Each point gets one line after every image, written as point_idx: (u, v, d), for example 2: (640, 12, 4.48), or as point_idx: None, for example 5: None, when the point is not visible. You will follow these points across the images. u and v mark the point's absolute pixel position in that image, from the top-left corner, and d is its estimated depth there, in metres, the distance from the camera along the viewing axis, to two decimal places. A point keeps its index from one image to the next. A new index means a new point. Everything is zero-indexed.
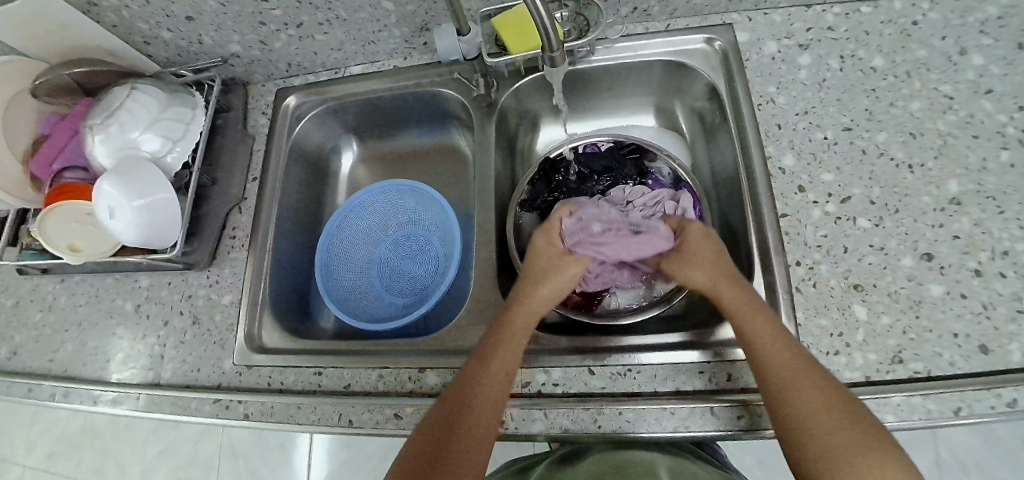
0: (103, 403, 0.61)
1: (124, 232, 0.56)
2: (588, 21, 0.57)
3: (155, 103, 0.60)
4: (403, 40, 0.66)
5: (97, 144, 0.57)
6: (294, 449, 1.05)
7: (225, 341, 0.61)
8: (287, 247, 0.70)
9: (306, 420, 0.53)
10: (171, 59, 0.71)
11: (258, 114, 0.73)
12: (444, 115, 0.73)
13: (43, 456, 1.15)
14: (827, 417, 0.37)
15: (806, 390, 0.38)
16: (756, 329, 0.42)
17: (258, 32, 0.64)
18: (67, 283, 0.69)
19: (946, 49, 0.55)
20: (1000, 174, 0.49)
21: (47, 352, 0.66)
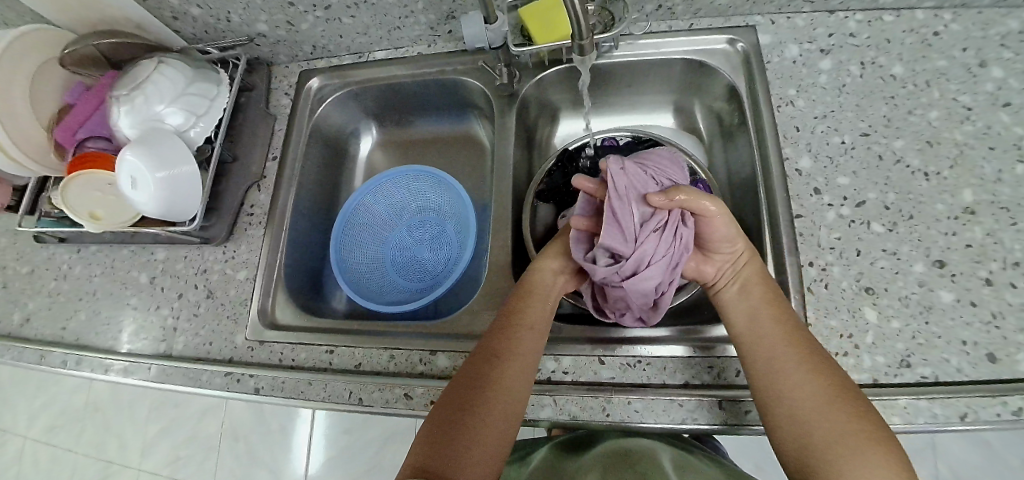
0: (113, 372, 0.62)
1: (146, 203, 0.57)
2: (614, 16, 0.58)
3: (182, 78, 0.61)
4: (429, 27, 0.67)
5: (124, 116, 0.59)
6: (293, 432, 1.06)
7: (238, 316, 0.61)
8: (302, 228, 0.70)
9: (317, 397, 0.54)
10: (197, 36, 0.71)
11: (280, 94, 0.74)
12: (463, 104, 0.74)
13: (45, 428, 1.16)
14: (815, 427, 0.37)
15: (807, 387, 0.39)
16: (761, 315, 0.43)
17: (286, 12, 0.65)
18: (83, 252, 0.70)
19: (966, 61, 0.55)
20: (1015, 186, 0.49)
21: (60, 319, 0.67)
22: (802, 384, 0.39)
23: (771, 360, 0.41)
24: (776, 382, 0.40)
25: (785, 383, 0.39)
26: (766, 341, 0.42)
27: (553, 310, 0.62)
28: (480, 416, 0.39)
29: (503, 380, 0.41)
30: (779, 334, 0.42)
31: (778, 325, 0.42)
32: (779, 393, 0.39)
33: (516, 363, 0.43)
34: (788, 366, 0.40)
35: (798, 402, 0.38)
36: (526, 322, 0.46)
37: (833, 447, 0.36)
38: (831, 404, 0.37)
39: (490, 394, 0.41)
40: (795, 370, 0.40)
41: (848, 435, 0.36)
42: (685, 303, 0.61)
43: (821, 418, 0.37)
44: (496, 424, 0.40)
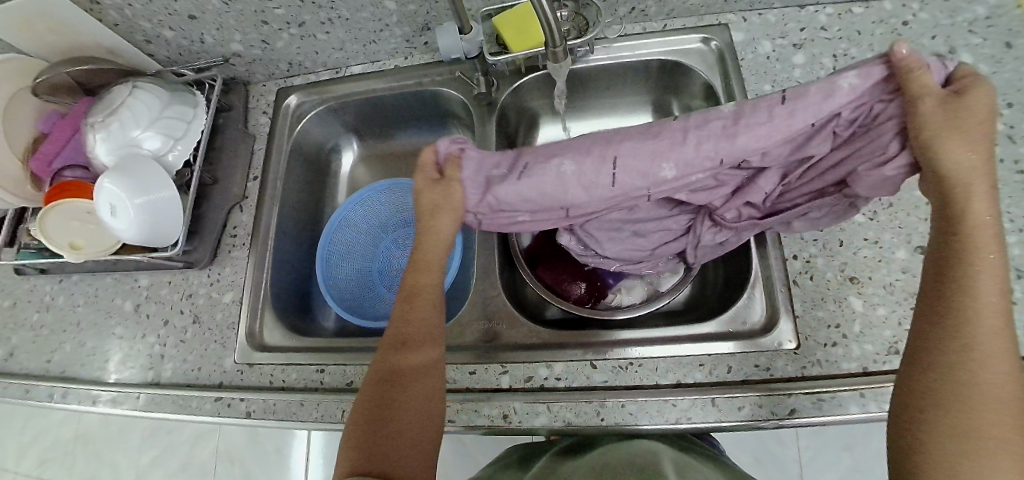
0: (101, 403, 0.61)
1: (125, 230, 0.56)
2: (588, 21, 0.59)
3: (158, 101, 0.60)
4: (405, 40, 0.67)
5: (99, 143, 0.58)
6: (291, 452, 1.04)
7: (226, 339, 0.61)
8: (287, 247, 0.70)
9: (311, 416, 0.53)
10: (171, 58, 0.71)
11: (259, 113, 0.74)
12: (444, 114, 0.74)
13: (35, 462, 1.14)
14: (972, 414, 0.29)
15: (995, 372, 0.30)
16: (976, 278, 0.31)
17: (260, 31, 0.65)
18: (65, 283, 0.69)
19: (936, 48, 0.56)
20: (990, 169, 0.50)
21: (44, 352, 0.66)
22: (990, 378, 0.30)
23: (972, 344, 0.30)
24: (961, 364, 0.30)
25: (966, 359, 0.30)
26: (980, 314, 0.30)
27: (542, 317, 0.62)
28: (396, 435, 0.40)
29: (406, 390, 0.42)
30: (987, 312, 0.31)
31: (997, 305, 0.30)
32: (947, 363, 0.31)
33: (416, 373, 0.43)
34: (988, 352, 0.30)
35: (965, 384, 0.30)
36: (416, 325, 0.45)
37: (974, 456, 0.29)
38: (1016, 419, 0.29)
39: (398, 409, 0.41)
40: (995, 362, 0.30)
41: (1007, 458, 0.28)
42: (674, 302, 0.61)
43: (978, 408, 0.29)
44: (413, 430, 0.41)
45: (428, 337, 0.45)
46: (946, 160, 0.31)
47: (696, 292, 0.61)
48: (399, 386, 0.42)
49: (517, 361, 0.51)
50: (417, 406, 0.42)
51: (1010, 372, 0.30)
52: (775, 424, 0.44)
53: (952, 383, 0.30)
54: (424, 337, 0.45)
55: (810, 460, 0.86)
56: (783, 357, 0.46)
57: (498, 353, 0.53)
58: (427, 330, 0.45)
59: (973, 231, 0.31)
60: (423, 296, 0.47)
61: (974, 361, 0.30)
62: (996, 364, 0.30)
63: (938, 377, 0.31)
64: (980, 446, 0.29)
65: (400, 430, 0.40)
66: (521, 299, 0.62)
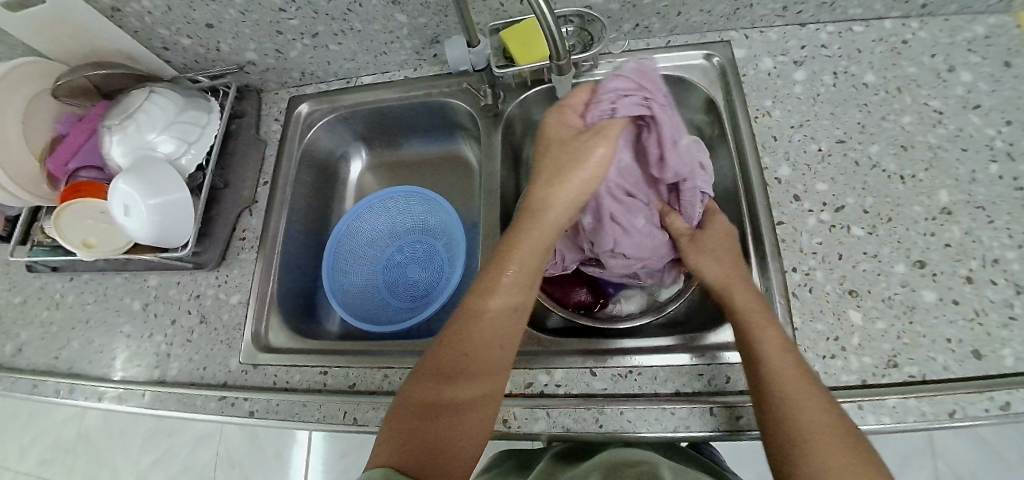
0: (107, 400, 0.61)
1: (138, 230, 0.57)
2: (592, 37, 0.61)
3: (173, 106, 0.62)
4: (414, 52, 0.69)
5: (116, 145, 0.60)
6: (290, 456, 1.05)
7: (231, 340, 0.61)
8: (295, 250, 0.71)
9: (313, 417, 0.53)
10: (187, 65, 0.73)
11: (270, 120, 0.76)
12: (451, 125, 0.76)
13: (37, 461, 1.14)
14: (806, 416, 0.37)
15: (817, 393, 0.38)
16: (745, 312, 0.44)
17: (274, 41, 0.67)
18: (76, 281, 0.70)
19: (935, 67, 0.57)
20: (989, 185, 0.50)
21: (52, 349, 0.67)
22: (809, 395, 0.38)
23: (767, 371, 0.40)
24: (783, 379, 0.39)
25: (779, 384, 0.39)
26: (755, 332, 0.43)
27: (544, 325, 0.62)
28: (437, 435, 0.39)
29: (454, 409, 0.40)
30: (774, 341, 0.41)
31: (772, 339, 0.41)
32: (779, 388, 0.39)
33: (479, 373, 0.42)
34: (786, 376, 0.39)
35: (797, 398, 0.38)
36: (486, 347, 0.43)
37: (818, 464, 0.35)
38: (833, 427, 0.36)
39: (442, 421, 0.40)
40: (794, 382, 0.39)
41: (840, 455, 0.35)
42: (675, 313, 0.61)
43: (810, 417, 0.37)
44: (462, 445, 0.40)
45: (500, 335, 0.43)
46: (705, 268, 0.50)
47: (697, 303, 0.62)
48: (449, 404, 0.41)
49: (517, 367, 0.52)
50: (461, 426, 0.40)
51: (812, 390, 0.39)
52: None
53: (785, 406, 0.38)
54: (482, 356, 0.43)
55: None
56: None
57: None
58: (496, 326, 0.43)
59: (731, 288, 0.46)
60: (512, 287, 0.45)
61: (788, 382, 0.39)
62: (804, 380, 0.39)
63: (761, 410, 0.40)
64: (817, 456, 0.35)
65: (440, 441, 0.39)
66: None
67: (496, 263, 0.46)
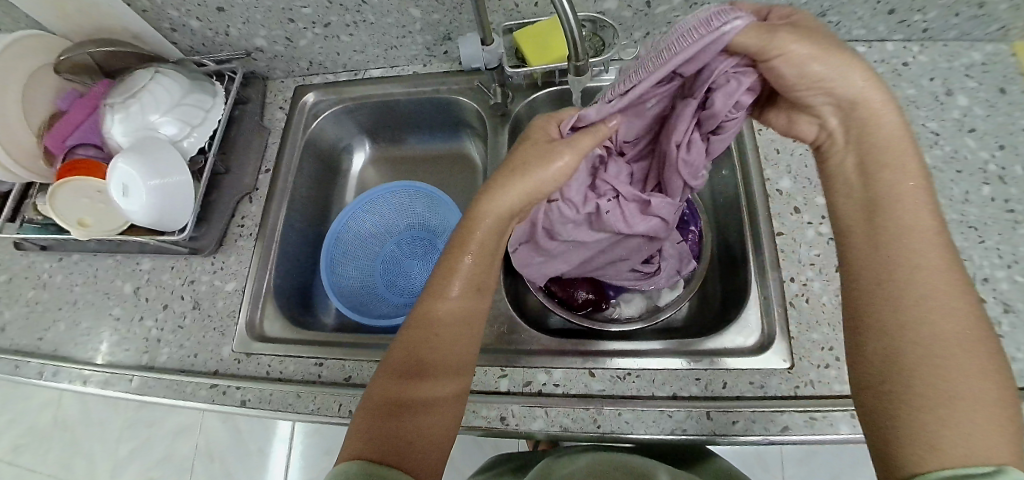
0: (91, 384, 0.60)
1: (135, 211, 0.56)
2: (604, 42, 0.62)
3: (178, 88, 0.61)
4: (425, 48, 0.69)
5: (117, 124, 0.59)
6: (272, 452, 1.03)
7: (225, 327, 0.60)
8: (294, 240, 0.70)
9: (306, 409, 0.53)
10: (194, 48, 0.72)
11: (275, 108, 0.75)
12: (457, 122, 0.76)
13: (8, 447, 1.11)
14: (953, 376, 0.29)
15: (953, 342, 0.29)
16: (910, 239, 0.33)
17: (285, 29, 0.66)
18: (65, 261, 0.69)
19: (933, 90, 0.59)
20: (981, 206, 0.52)
21: (37, 329, 0.65)
22: (932, 344, 0.30)
23: (882, 285, 0.32)
24: (909, 310, 0.31)
25: (908, 329, 0.31)
26: (877, 265, 0.33)
27: (543, 325, 0.63)
28: (406, 434, 0.37)
29: (417, 415, 0.38)
30: (933, 267, 0.32)
31: (925, 241, 0.32)
32: (904, 324, 0.31)
33: (444, 368, 0.41)
34: (914, 292, 0.31)
35: (927, 341, 0.30)
36: (446, 346, 0.42)
37: (934, 396, 0.28)
38: (967, 355, 0.29)
39: (404, 424, 0.37)
40: (934, 291, 0.31)
41: (967, 401, 0.28)
42: (673, 319, 0.62)
43: (945, 376, 0.29)
44: (427, 444, 0.38)
45: (460, 335, 0.43)
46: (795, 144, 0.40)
47: (695, 310, 0.62)
48: (410, 408, 0.38)
49: (516, 366, 0.52)
50: (427, 428, 0.38)
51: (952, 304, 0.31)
52: (766, 440, 0.45)
53: (916, 350, 0.30)
54: (444, 354, 0.41)
55: None
56: (777, 376, 0.47)
57: (497, 356, 0.53)
58: (453, 323, 0.42)
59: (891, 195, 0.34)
60: (465, 276, 0.44)
61: (918, 317, 0.30)
62: (946, 312, 0.30)
63: (868, 360, 0.32)
64: (927, 386, 0.29)
65: (406, 443, 0.37)
66: (522, 306, 0.63)
67: (447, 261, 0.45)
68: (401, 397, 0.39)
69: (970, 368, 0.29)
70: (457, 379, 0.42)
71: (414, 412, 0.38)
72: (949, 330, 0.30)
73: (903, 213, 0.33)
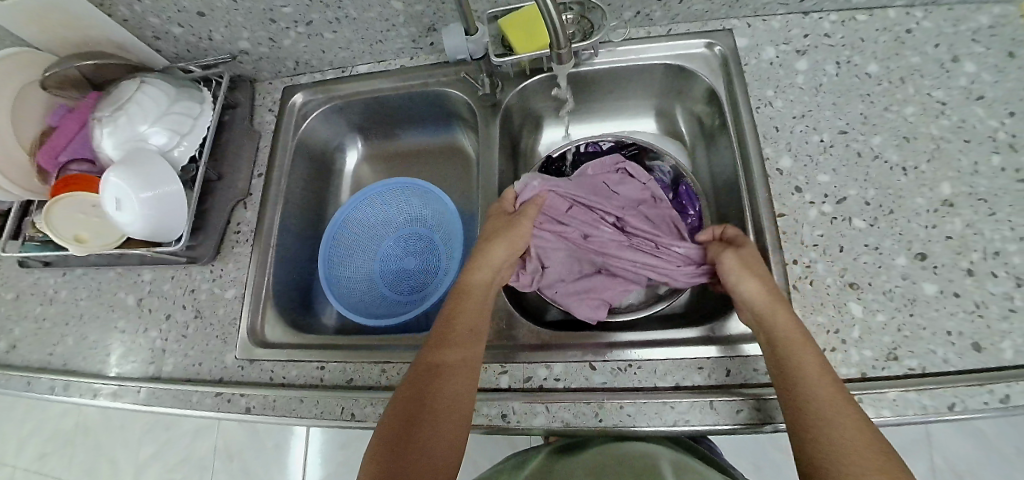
0: (101, 396, 0.61)
1: (130, 224, 0.56)
2: (592, 25, 0.59)
3: (164, 97, 0.61)
4: (410, 40, 0.67)
5: (106, 137, 0.58)
6: (289, 449, 1.05)
7: (227, 334, 0.61)
8: (291, 244, 0.70)
9: (309, 413, 0.53)
10: (179, 55, 0.71)
11: (265, 111, 0.74)
12: (449, 115, 0.75)
13: (36, 456, 1.14)
14: (859, 458, 0.35)
15: (842, 424, 0.37)
16: (800, 355, 0.40)
17: (267, 30, 0.65)
18: (69, 276, 0.69)
19: (938, 57, 0.57)
20: (992, 177, 0.50)
21: (46, 345, 0.66)
22: (841, 436, 0.36)
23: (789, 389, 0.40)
24: (809, 410, 0.38)
25: (816, 426, 0.37)
26: (802, 379, 0.39)
27: (543, 317, 0.62)
28: (433, 401, 0.42)
29: (440, 386, 0.43)
30: (813, 368, 0.40)
31: (811, 354, 0.40)
32: (812, 432, 0.37)
33: (461, 340, 0.46)
34: (821, 410, 0.37)
35: (838, 435, 0.36)
36: (464, 322, 0.48)
37: (840, 451, 0.36)
38: (861, 440, 0.36)
39: (433, 396, 0.43)
40: (822, 396, 0.38)
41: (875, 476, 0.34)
42: (675, 305, 0.61)
43: (858, 460, 0.35)
44: (450, 411, 0.42)
45: (473, 312, 0.49)
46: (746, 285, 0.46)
47: (698, 295, 0.61)
48: (436, 381, 0.43)
49: (516, 361, 0.51)
50: (445, 398, 0.43)
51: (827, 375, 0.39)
52: (773, 428, 0.44)
53: (828, 448, 0.36)
54: (464, 334, 0.47)
55: None
56: None
57: (499, 351, 0.53)
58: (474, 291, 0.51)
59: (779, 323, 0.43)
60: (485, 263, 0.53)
61: (825, 422, 0.37)
62: (842, 410, 0.37)
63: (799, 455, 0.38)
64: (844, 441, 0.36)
65: (431, 410, 0.42)
66: (522, 300, 0.63)
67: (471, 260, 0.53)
68: (430, 373, 0.44)
69: (870, 446, 0.35)
70: (468, 373, 0.45)
71: (438, 383, 0.43)
72: (846, 426, 0.36)
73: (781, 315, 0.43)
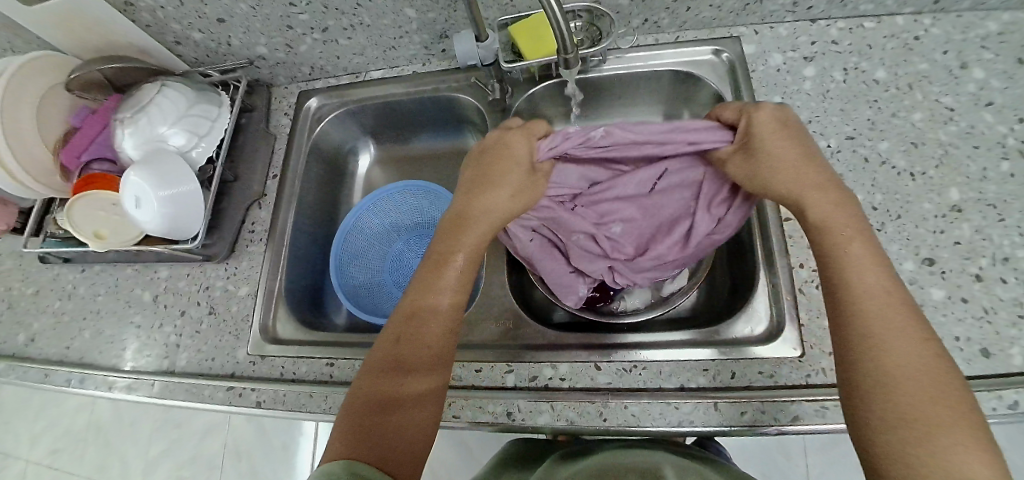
0: (117, 389, 0.62)
1: (149, 222, 0.58)
2: (601, 32, 0.61)
3: (184, 99, 0.63)
4: (423, 46, 0.69)
5: (127, 138, 0.60)
6: (297, 448, 1.05)
7: (239, 331, 0.62)
8: (303, 244, 0.72)
9: (318, 408, 0.54)
10: (199, 60, 0.74)
11: (280, 114, 0.76)
12: (459, 120, 0.76)
13: (49, 451, 1.16)
14: (920, 387, 0.31)
15: (905, 349, 0.33)
16: (860, 272, 0.36)
17: (285, 36, 0.67)
18: (88, 272, 0.71)
19: (947, 64, 0.57)
20: (1000, 183, 0.50)
21: (65, 339, 0.68)
22: (901, 360, 0.32)
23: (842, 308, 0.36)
24: (863, 328, 0.34)
25: (879, 347, 0.33)
26: (863, 298, 0.35)
27: (550, 319, 0.63)
28: (400, 390, 0.40)
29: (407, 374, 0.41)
30: (870, 280, 0.36)
31: (873, 270, 0.36)
32: (870, 355, 0.33)
33: (432, 326, 0.43)
34: (880, 331, 0.34)
35: (901, 361, 0.32)
36: (434, 305, 0.44)
37: (899, 386, 0.31)
38: (929, 375, 0.31)
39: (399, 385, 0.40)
40: (879, 318, 0.34)
41: (941, 414, 0.30)
42: (682, 308, 0.61)
43: (920, 388, 0.31)
44: (418, 398, 0.40)
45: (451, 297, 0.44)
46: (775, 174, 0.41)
47: (705, 298, 0.62)
48: (402, 370, 0.41)
49: (522, 360, 0.52)
50: (413, 389, 0.41)
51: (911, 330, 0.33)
52: (778, 431, 0.44)
53: (886, 371, 0.32)
54: (434, 315, 0.43)
55: (819, 474, 0.85)
56: (788, 365, 0.46)
57: (505, 351, 0.54)
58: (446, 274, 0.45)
59: (835, 240, 0.38)
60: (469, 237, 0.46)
61: (884, 344, 0.33)
62: (910, 336, 0.33)
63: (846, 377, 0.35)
64: (898, 406, 0.31)
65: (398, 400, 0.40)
66: (529, 301, 0.63)
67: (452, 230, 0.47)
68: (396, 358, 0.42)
69: (937, 379, 0.31)
70: (437, 360, 0.42)
71: (405, 371, 0.41)
72: (909, 350, 0.33)
73: (856, 263, 0.37)
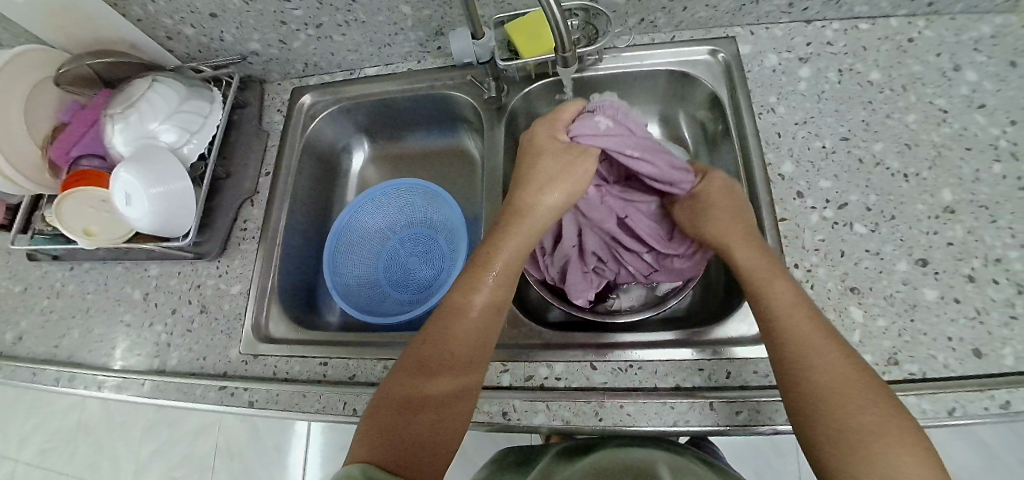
0: (105, 389, 0.61)
1: (139, 219, 0.57)
2: (598, 30, 0.61)
3: (175, 95, 0.62)
4: (418, 44, 0.68)
5: (117, 133, 0.59)
6: (290, 448, 1.05)
7: (231, 330, 0.61)
8: (296, 242, 0.71)
9: (311, 408, 0.53)
10: (190, 55, 0.73)
11: (273, 111, 0.75)
12: (454, 118, 0.76)
13: (37, 450, 1.15)
14: (859, 402, 0.35)
15: (840, 370, 0.36)
16: (780, 301, 0.41)
17: (278, 32, 0.66)
18: (77, 270, 0.70)
19: (940, 66, 0.57)
20: (993, 184, 0.50)
21: (53, 337, 0.67)
22: (836, 379, 0.36)
23: (774, 340, 0.40)
24: (799, 354, 0.38)
25: (815, 372, 0.37)
26: (792, 325, 0.39)
27: (545, 318, 0.63)
28: (430, 394, 0.41)
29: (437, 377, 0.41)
30: (800, 313, 0.40)
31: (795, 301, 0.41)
32: (806, 377, 0.37)
33: (464, 333, 0.43)
34: (813, 357, 0.37)
35: (835, 381, 0.36)
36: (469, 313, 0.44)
37: (837, 403, 0.35)
38: (862, 391, 0.35)
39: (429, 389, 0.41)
40: (815, 343, 0.38)
41: (883, 429, 0.33)
42: (677, 308, 0.62)
43: (862, 406, 0.34)
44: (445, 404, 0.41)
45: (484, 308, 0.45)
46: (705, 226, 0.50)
47: (700, 298, 0.62)
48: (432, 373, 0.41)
49: (518, 360, 0.52)
50: (444, 390, 0.41)
51: (836, 352, 0.37)
52: (773, 430, 0.44)
53: (825, 391, 0.36)
54: (470, 324, 0.44)
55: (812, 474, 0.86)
56: None
57: (500, 350, 0.53)
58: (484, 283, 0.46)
59: (763, 277, 0.43)
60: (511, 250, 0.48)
61: (821, 366, 0.37)
62: (841, 359, 0.37)
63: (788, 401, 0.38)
64: (846, 426, 0.34)
65: (428, 404, 0.40)
66: (525, 300, 0.63)
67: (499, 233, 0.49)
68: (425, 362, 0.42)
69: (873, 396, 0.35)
70: (469, 364, 0.43)
71: (434, 376, 0.41)
72: (843, 371, 0.36)
73: (781, 298, 0.41)
